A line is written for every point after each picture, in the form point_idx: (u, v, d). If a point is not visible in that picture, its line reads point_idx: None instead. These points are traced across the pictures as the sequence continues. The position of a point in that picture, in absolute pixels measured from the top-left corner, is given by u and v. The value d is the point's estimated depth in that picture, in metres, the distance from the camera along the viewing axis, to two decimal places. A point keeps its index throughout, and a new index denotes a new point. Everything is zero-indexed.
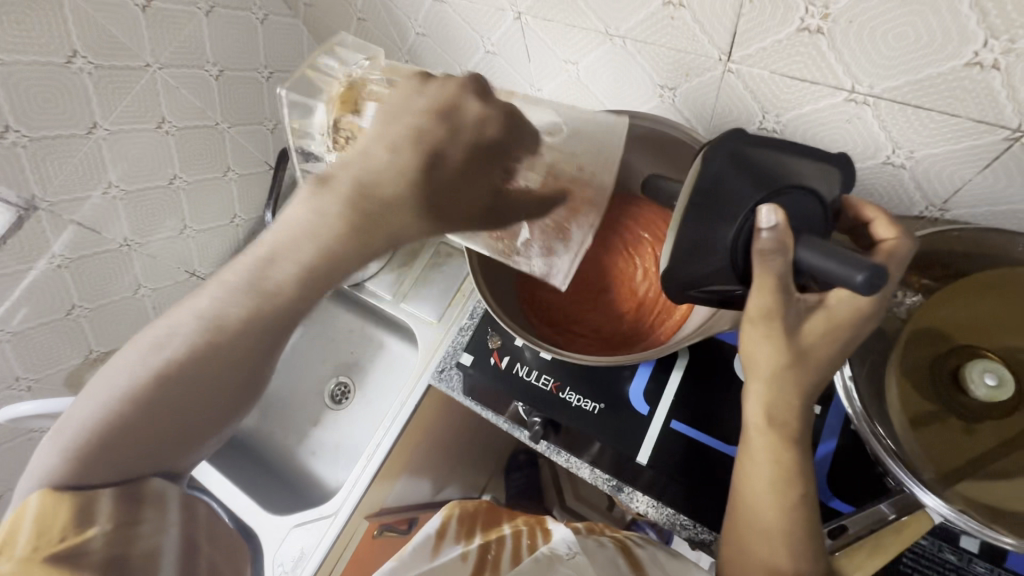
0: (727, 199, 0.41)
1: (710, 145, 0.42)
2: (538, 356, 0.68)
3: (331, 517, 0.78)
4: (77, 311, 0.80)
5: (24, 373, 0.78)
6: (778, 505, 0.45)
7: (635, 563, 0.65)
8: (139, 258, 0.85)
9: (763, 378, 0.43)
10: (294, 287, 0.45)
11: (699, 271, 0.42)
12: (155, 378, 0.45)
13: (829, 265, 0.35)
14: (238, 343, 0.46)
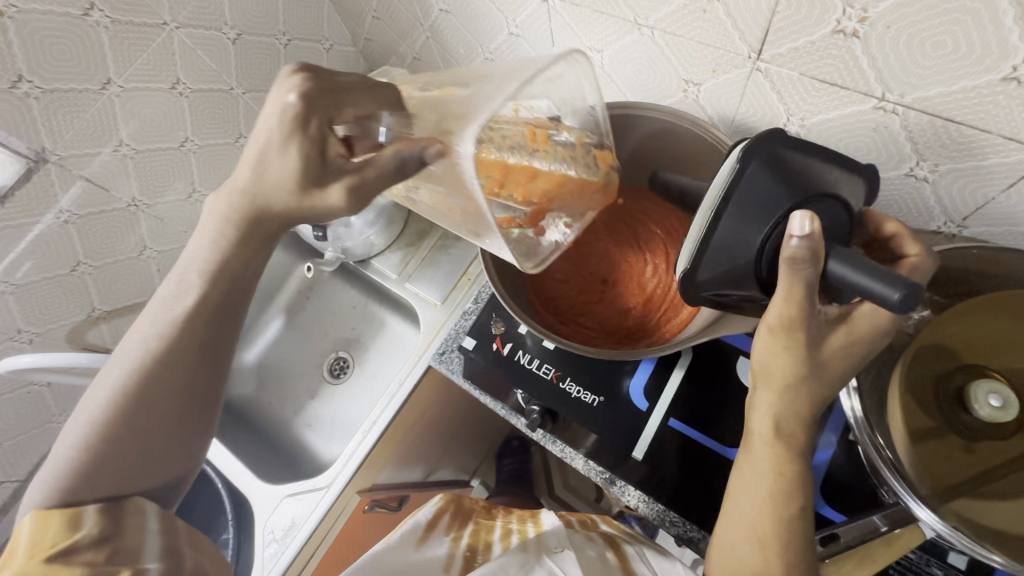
0: (754, 204, 0.41)
1: (745, 144, 0.43)
2: (539, 343, 0.68)
3: (325, 488, 0.78)
4: (82, 267, 0.79)
5: (25, 327, 0.78)
6: (779, 513, 0.45)
7: (623, 558, 0.66)
8: (145, 219, 0.84)
9: (776, 388, 0.43)
10: (216, 282, 0.54)
11: (721, 273, 0.43)
12: (116, 404, 0.51)
13: (870, 281, 0.35)
14: (184, 340, 0.53)
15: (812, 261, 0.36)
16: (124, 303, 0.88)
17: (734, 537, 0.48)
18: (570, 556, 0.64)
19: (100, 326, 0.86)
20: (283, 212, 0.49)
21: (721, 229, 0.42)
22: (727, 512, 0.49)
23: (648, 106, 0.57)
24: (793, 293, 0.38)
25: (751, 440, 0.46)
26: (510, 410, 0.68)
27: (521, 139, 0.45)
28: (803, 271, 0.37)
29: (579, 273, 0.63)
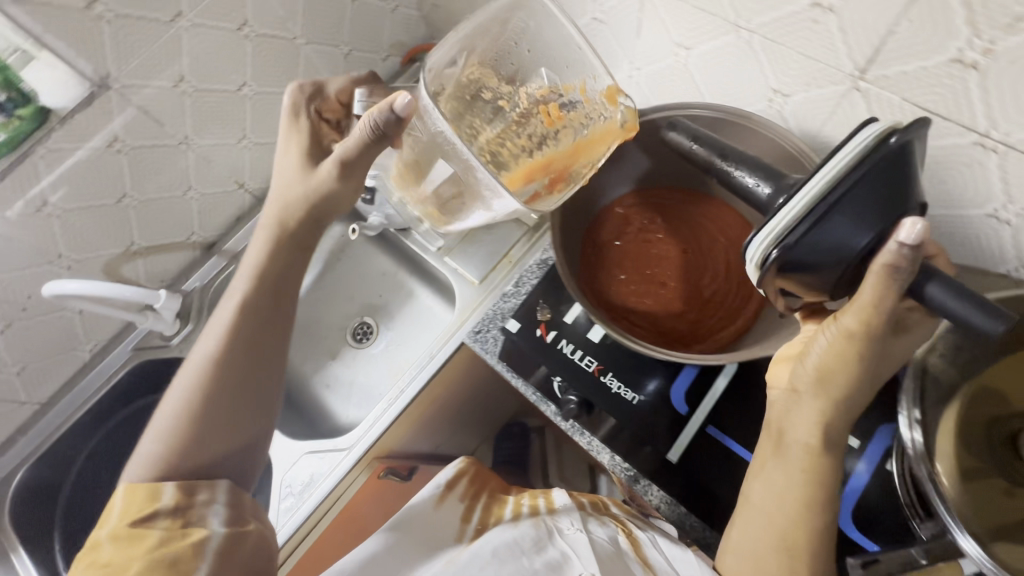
0: (872, 203, 0.38)
1: (873, 133, 0.38)
2: (585, 335, 0.68)
3: (347, 450, 0.78)
4: (128, 199, 0.78)
5: (66, 253, 0.76)
6: (803, 518, 0.48)
7: (635, 541, 0.64)
8: (194, 158, 0.82)
9: (830, 398, 0.47)
10: (276, 285, 0.60)
11: (815, 270, 0.40)
12: (194, 401, 0.54)
13: (973, 308, 0.36)
14: (256, 331, 0.58)
15: (912, 272, 0.38)
16: (163, 242, 0.87)
17: (752, 538, 0.51)
18: (584, 540, 0.64)
19: (136, 262, 0.85)
20: (298, 204, 0.59)
21: (832, 219, 0.38)
22: (747, 515, 0.51)
23: (734, 113, 0.57)
24: (882, 306, 0.41)
25: (790, 446, 0.50)
26: (546, 398, 0.69)
27: (541, 128, 0.53)
28: (899, 286, 0.39)
29: (636, 267, 0.63)
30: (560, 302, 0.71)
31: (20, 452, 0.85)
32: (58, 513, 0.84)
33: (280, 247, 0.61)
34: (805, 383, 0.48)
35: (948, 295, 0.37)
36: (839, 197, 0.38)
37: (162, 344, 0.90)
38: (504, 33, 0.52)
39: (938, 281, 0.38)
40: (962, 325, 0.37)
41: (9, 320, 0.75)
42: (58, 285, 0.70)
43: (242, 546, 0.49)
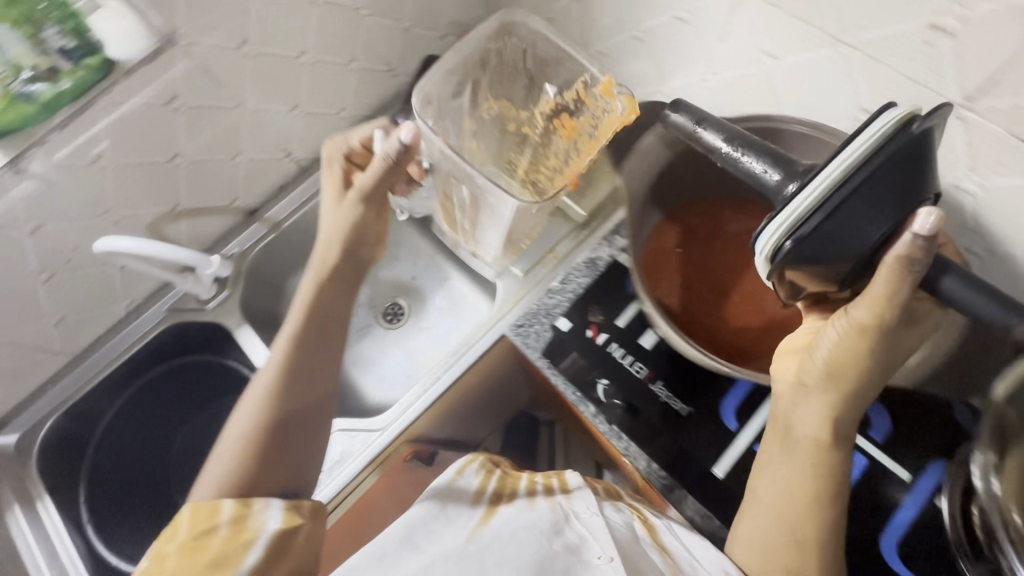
0: (885, 197, 0.40)
1: (886, 121, 0.39)
2: (637, 340, 0.68)
3: (380, 431, 0.79)
4: (179, 159, 0.76)
5: (114, 208, 0.75)
6: (814, 512, 0.52)
7: (649, 524, 0.60)
8: (247, 123, 0.81)
9: (840, 392, 0.49)
10: (323, 318, 0.67)
11: (829, 259, 0.41)
12: (256, 426, 0.62)
13: (988, 302, 0.39)
14: (307, 362, 0.65)
15: (925, 264, 0.40)
16: (207, 205, 0.85)
17: (761, 529, 0.54)
18: (600, 525, 0.60)
19: (179, 223, 0.84)
20: (338, 245, 0.68)
21: (843, 212, 0.39)
22: (755, 504, 0.55)
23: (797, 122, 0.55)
24: (896, 301, 0.42)
25: (798, 439, 0.52)
26: (586, 398, 0.67)
27: (561, 140, 0.65)
28: (912, 278, 0.41)
29: (697, 275, 0.62)
30: (613, 305, 0.71)
31: (51, 402, 0.85)
32: (84, 466, 0.84)
33: (325, 285, 0.68)
34: (813, 378, 0.49)
35: (961, 289, 0.40)
36: (853, 188, 0.39)
37: (198, 307, 0.89)
38: (500, 61, 0.66)
39: (953, 273, 0.40)
40: (976, 318, 0.39)
41: (53, 271, 0.74)
42: (111, 242, 0.70)
43: (292, 542, 0.55)
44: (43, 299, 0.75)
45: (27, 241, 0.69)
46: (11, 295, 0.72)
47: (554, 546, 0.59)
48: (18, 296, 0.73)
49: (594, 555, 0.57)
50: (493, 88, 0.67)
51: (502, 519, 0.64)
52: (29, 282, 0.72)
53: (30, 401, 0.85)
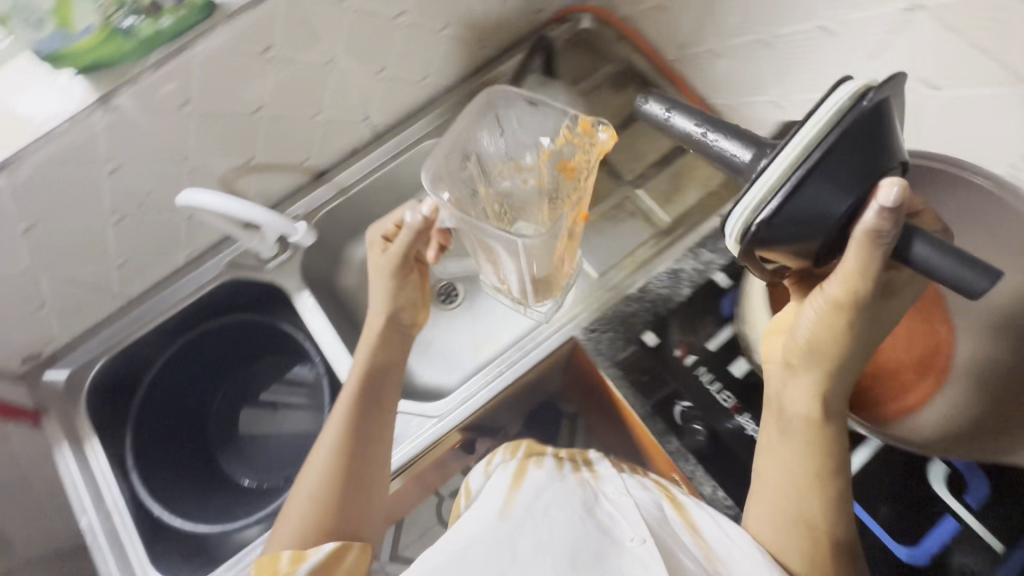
0: (848, 165, 0.42)
1: (844, 95, 0.41)
2: (727, 368, 0.69)
3: (438, 418, 0.77)
4: (262, 113, 0.73)
5: (192, 156, 0.71)
6: (815, 489, 0.55)
7: (678, 505, 0.60)
8: (333, 82, 0.77)
9: (821, 367, 0.53)
10: (379, 379, 0.71)
11: (796, 238, 0.44)
12: (326, 481, 0.64)
13: (953, 265, 0.40)
14: (365, 420, 0.68)
15: (894, 234, 0.43)
16: (280, 162, 0.82)
17: (773, 511, 0.56)
18: (628, 504, 0.60)
19: (249, 178, 0.80)
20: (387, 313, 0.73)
21: (810, 186, 0.41)
22: (761, 484, 0.58)
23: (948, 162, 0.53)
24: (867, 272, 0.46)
25: (791, 419, 0.56)
26: (656, 415, 0.69)
27: (564, 180, 0.71)
28: (878, 249, 0.44)
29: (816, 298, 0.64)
30: (708, 328, 0.71)
31: (102, 342, 0.84)
32: (133, 411, 0.84)
33: (381, 350, 0.72)
34: (799, 356, 0.54)
35: (924, 252, 0.42)
36: (817, 163, 0.41)
37: (257, 266, 0.87)
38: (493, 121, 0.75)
39: (920, 239, 0.43)
40: (940, 280, 0.41)
41: (123, 214, 0.71)
42: (191, 197, 0.68)
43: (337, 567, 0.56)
44: (108, 241, 0.73)
45: (104, 181, 0.66)
46: (80, 234, 0.69)
47: (588, 526, 0.58)
48: (85, 236, 0.70)
49: (626, 536, 0.57)
50: (495, 153, 0.76)
51: (535, 486, 0.63)
52: (98, 223, 0.70)
53: (82, 339, 0.83)
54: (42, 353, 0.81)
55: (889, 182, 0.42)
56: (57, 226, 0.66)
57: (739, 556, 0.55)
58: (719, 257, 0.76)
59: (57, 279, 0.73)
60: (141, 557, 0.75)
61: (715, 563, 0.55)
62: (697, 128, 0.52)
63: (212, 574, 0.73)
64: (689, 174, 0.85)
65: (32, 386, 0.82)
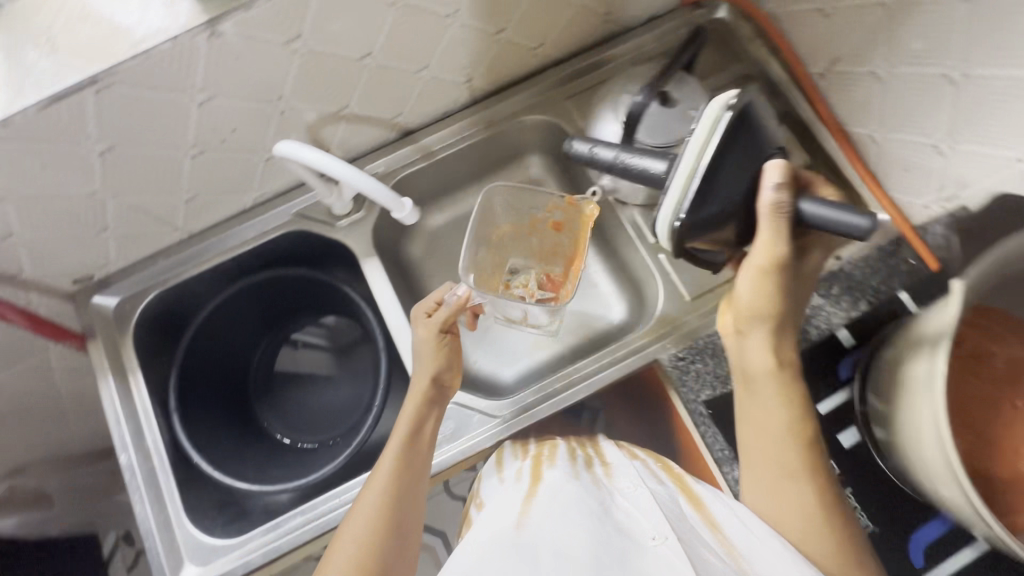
0: (737, 156, 0.54)
1: (723, 106, 0.53)
2: (836, 437, 0.65)
3: (501, 420, 0.75)
4: (369, 60, 0.65)
5: (287, 97, 0.64)
6: (790, 444, 0.61)
7: (695, 501, 0.63)
8: (449, 38, 0.68)
9: (766, 326, 0.63)
10: (428, 421, 0.68)
11: (715, 221, 0.56)
12: (374, 525, 0.61)
13: (839, 216, 0.54)
14: (416, 465, 0.65)
15: (789, 203, 0.57)
16: (372, 115, 0.75)
17: (764, 486, 0.62)
18: (644, 498, 0.63)
19: (338, 127, 0.73)
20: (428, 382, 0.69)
21: (714, 177, 0.53)
22: (753, 454, 0.63)
23: None
24: (780, 235, 0.58)
25: (754, 379, 0.63)
26: (734, 460, 0.67)
27: (564, 237, 0.84)
28: (784, 214, 0.57)
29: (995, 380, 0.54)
30: (816, 388, 0.67)
31: (156, 274, 0.79)
32: (179, 351, 0.80)
33: (430, 396, 0.69)
34: (749, 321, 0.63)
35: (811, 207, 0.56)
36: (713, 162, 0.53)
37: (327, 222, 0.81)
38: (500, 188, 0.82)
39: (805, 200, 0.57)
40: (832, 227, 0.55)
41: (204, 148, 0.65)
42: (290, 146, 0.60)
43: None
44: (183, 174, 0.67)
45: (193, 111, 0.59)
46: (156, 163, 0.63)
47: (607, 525, 0.59)
48: (162, 166, 0.64)
49: (646, 535, 0.58)
50: (503, 212, 0.84)
51: (550, 487, 0.66)
52: (177, 155, 0.64)
53: (135, 268, 0.79)
54: (93, 277, 0.77)
55: (774, 166, 0.56)
56: (136, 152, 0.60)
57: (759, 548, 0.57)
58: (839, 312, 0.70)
59: (124, 207, 0.67)
60: (176, 507, 0.72)
61: (737, 555, 0.56)
62: (616, 157, 0.62)
63: (246, 535, 0.71)
64: None
65: (79, 308, 0.77)
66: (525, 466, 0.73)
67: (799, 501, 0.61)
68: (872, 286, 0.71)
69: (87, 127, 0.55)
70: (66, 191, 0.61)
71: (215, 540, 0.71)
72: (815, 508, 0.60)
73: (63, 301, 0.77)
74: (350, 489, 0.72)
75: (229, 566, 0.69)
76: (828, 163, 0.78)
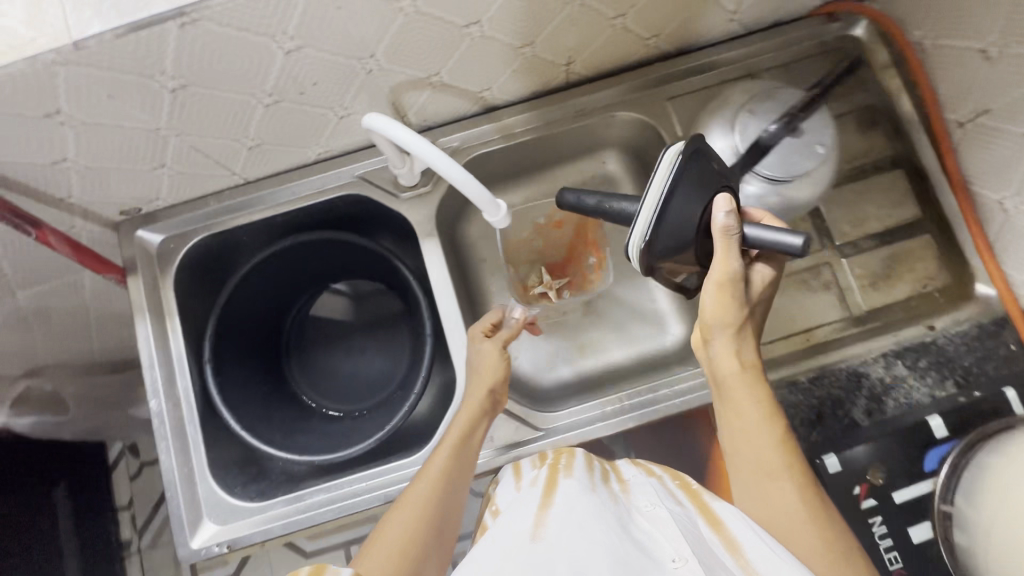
0: (688, 185, 0.58)
1: (673, 146, 0.58)
2: (905, 529, 0.61)
3: (545, 434, 0.72)
4: (475, 29, 0.58)
5: (378, 56, 0.57)
6: (767, 448, 0.57)
7: (714, 521, 0.54)
8: (563, 16, 0.61)
9: (730, 334, 0.59)
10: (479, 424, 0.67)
11: (671, 244, 0.58)
12: (415, 523, 0.58)
13: (777, 237, 0.55)
14: (464, 465, 0.63)
15: (738, 228, 0.57)
16: (460, 86, 0.68)
17: (753, 499, 0.57)
18: (665, 517, 0.54)
19: (422, 93, 0.66)
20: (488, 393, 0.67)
21: (670, 202, 0.57)
22: (738, 457, 0.58)
23: None
24: (733, 253, 0.58)
25: (726, 383, 0.60)
26: None
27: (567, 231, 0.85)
28: (734, 236, 0.57)
29: None
30: (897, 473, 0.62)
31: (205, 217, 0.75)
32: (221, 298, 0.77)
33: (488, 401, 0.67)
34: (716, 329, 0.60)
35: (755, 230, 0.57)
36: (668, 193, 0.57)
37: (391, 191, 0.76)
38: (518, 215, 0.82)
39: (751, 225, 0.57)
40: (773, 249, 0.55)
41: (281, 97, 0.59)
42: (380, 121, 0.54)
43: None
44: (253, 121, 0.61)
45: (278, 58, 0.53)
46: (228, 109, 0.58)
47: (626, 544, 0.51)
48: (232, 112, 0.59)
49: (665, 558, 0.49)
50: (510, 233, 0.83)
51: (566, 497, 0.58)
52: (251, 102, 0.58)
53: (185, 207, 0.74)
54: (141, 209, 0.73)
55: (723, 197, 0.58)
56: (210, 95, 0.55)
57: (780, 567, 0.48)
58: (924, 389, 0.65)
59: (185, 147, 0.62)
60: (200, 461, 0.71)
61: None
62: (602, 203, 0.64)
63: (268, 503, 0.70)
64: (908, 262, 0.71)
65: (122, 239, 0.74)
66: (542, 473, 0.66)
67: (783, 509, 0.55)
68: (964, 365, 0.66)
69: (164, 61, 0.49)
70: (129, 125, 0.56)
71: (237, 501, 0.70)
72: (803, 513, 0.54)
73: (106, 229, 0.73)
74: (380, 476, 0.70)
75: (247, 531, 0.68)
76: (941, 222, 0.71)
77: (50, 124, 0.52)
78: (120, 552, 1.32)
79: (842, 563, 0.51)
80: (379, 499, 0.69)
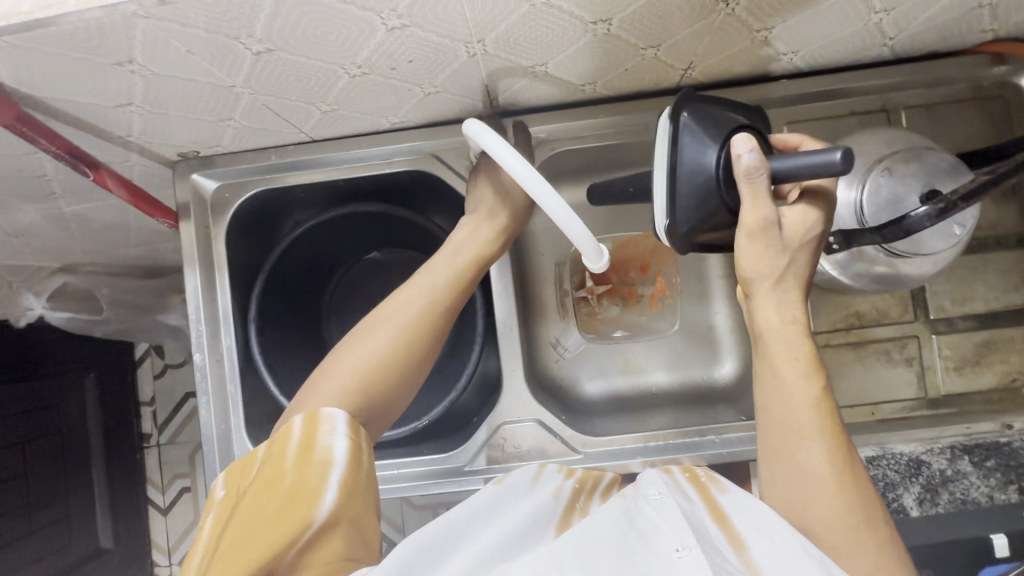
0: (696, 140, 0.52)
1: (672, 105, 0.54)
2: None
3: (581, 458, 0.71)
4: (603, 26, 0.50)
5: (488, 42, 0.50)
6: (799, 404, 0.53)
7: (720, 515, 0.53)
8: (702, 24, 0.53)
9: (774, 286, 0.53)
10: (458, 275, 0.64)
11: (699, 221, 0.53)
12: (387, 353, 0.59)
13: (811, 161, 0.47)
14: (436, 313, 0.62)
15: (764, 165, 0.49)
16: (564, 77, 0.60)
17: (787, 477, 0.54)
18: (673, 508, 0.52)
19: (522, 81, 0.59)
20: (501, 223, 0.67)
21: (680, 169, 0.53)
22: (772, 403, 0.54)
23: None
24: (764, 197, 0.50)
25: (766, 336, 0.54)
26: None
27: (635, 255, 0.79)
28: (763, 177, 0.49)
29: None
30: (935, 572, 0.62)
31: (266, 170, 0.70)
32: (273, 257, 0.74)
33: (477, 261, 0.65)
34: (760, 285, 0.53)
35: (786, 162, 0.49)
36: (674, 164, 0.53)
37: (464, 176, 0.70)
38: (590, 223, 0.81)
39: (775, 157, 0.50)
40: (812, 177, 0.48)
41: (370, 70, 0.52)
42: (488, 138, 0.50)
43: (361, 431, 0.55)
44: (335, 89, 0.55)
45: (380, 33, 0.47)
46: (311, 77, 0.52)
47: (630, 536, 0.48)
48: (315, 80, 0.53)
49: (668, 547, 0.46)
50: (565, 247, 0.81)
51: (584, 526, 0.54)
52: (337, 73, 0.51)
53: (244, 156, 0.69)
54: (199, 153, 0.67)
55: (742, 136, 0.50)
56: (296, 62, 0.49)
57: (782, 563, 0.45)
58: (983, 488, 0.63)
59: (256, 104, 0.56)
60: (237, 419, 0.71)
61: None
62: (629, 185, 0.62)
63: None
64: (1002, 353, 0.66)
65: (176, 178, 0.69)
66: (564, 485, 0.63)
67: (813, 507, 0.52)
68: None
69: (254, 24, 0.43)
70: (201, 80, 0.50)
71: None
72: (830, 479, 0.52)
73: (161, 165, 0.69)
74: (413, 467, 0.72)
75: None
76: None
77: (120, 71, 0.47)
78: (140, 444, 1.37)
79: (860, 545, 0.51)
80: (409, 489, 0.71)
